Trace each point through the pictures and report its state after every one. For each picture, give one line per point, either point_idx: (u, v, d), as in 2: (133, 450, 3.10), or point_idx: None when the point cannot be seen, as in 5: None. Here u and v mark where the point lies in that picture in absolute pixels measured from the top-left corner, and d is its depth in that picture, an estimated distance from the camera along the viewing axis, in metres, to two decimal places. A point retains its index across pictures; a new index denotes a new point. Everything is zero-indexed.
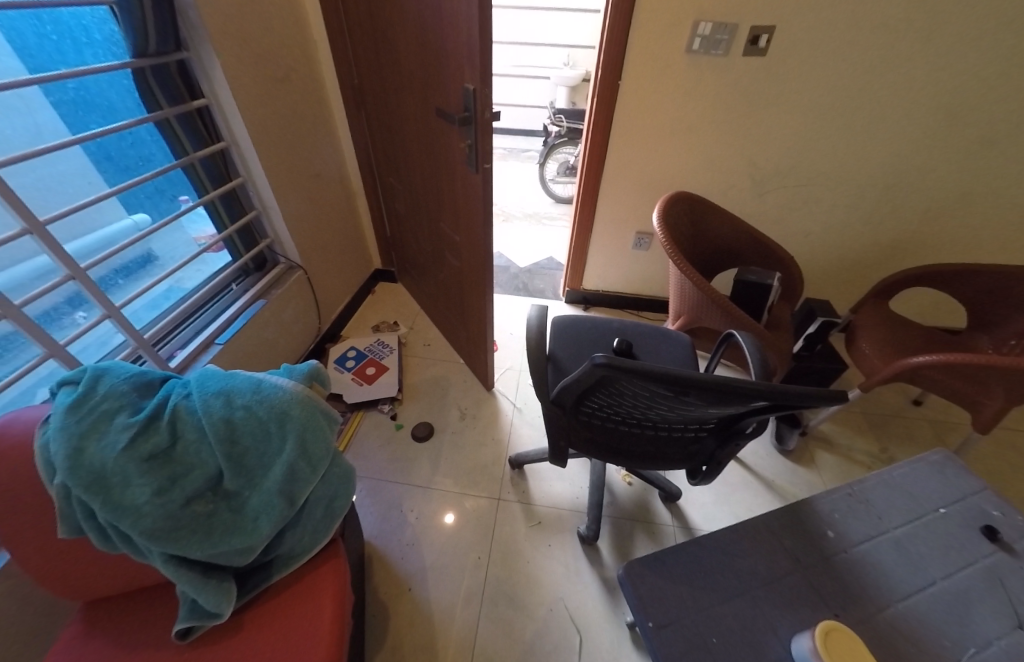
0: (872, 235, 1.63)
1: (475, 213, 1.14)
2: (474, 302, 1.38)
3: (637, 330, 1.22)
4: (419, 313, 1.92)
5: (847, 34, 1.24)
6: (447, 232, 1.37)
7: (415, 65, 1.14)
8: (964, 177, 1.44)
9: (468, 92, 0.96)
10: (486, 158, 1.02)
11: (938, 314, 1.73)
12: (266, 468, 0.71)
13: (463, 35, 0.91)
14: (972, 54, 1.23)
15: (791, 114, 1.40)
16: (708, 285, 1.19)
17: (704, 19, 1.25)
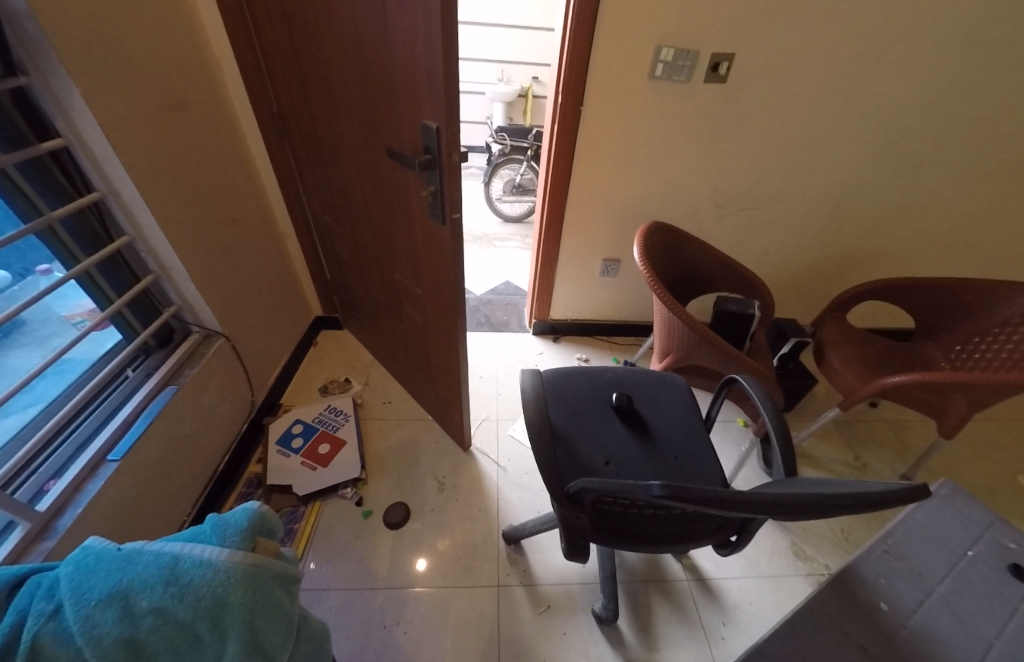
0: (822, 249, 1.69)
1: (443, 268, 0.97)
2: (445, 361, 1.20)
3: (630, 378, 1.11)
4: (375, 363, 1.68)
5: (799, 63, 1.25)
6: (406, 284, 1.17)
7: (354, 91, 0.94)
8: (897, 192, 1.53)
9: (429, 130, 0.79)
10: (455, 206, 0.85)
11: (883, 315, 1.84)
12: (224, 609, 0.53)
13: (419, 62, 0.74)
14: (905, 82, 1.29)
15: (750, 139, 1.40)
16: (698, 324, 1.11)
17: (666, 44, 1.20)
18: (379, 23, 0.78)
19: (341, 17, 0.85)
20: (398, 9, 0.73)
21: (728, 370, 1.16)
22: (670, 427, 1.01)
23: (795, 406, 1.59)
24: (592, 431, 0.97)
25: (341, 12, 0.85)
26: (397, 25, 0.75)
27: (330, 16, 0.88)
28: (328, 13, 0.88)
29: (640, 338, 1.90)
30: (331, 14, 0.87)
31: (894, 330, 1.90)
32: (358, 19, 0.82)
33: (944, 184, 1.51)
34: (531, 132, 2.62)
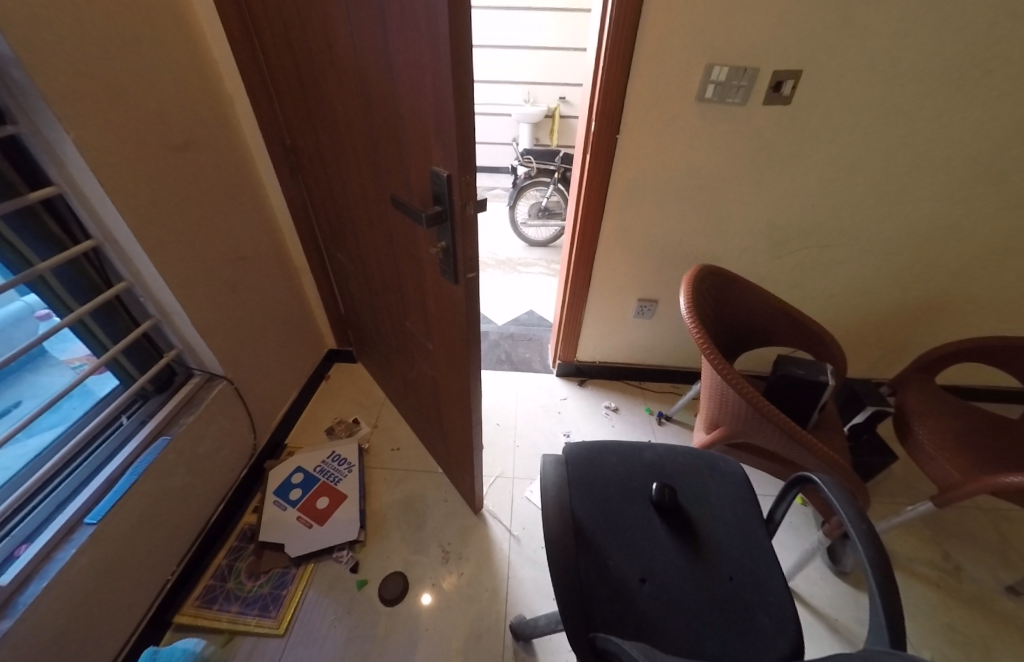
0: (900, 295, 1.43)
1: (455, 327, 0.85)
2: (454, 419, 1.08)
3: (673, 462, 0.93)
4: (388, 403, 1.59)
5: (879, 84, 1.05)
6: (417, 334, 1.06)
7: (362, 129, 0.84)
8: (999, 232, 1.27)
9: (439, 179, 0.67)
10: (472, 264, 0.74)
11: (977, 375, 1.53)
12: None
13: (427, 100, 0.63)
14: (1015, 103, 1.06)
15: (817, 168, 1.19)
16: (760, 400, 0.93)
17: (718, 63, 1.04)
18: (384, 55, 0.68)
19: (344, 49, 0.76)
20: (404, 40, 0.62)
21: (795, 454, 0.96)
22: (718, 531, 0.83)
23: (869, 483, 1.34)
24: (624, 534, 0.81)
25: (343, 43, 0.76)
26: (401, 58, 0.64)
27: (334, 49, 0.79)
28: (331, 45, 0.79)
29: (677, 385, 1.70)
30: (335, 45, 0.78)
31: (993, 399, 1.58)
32: (361, 51, 0.72)
33: None
34: (558, 155, 2.49)
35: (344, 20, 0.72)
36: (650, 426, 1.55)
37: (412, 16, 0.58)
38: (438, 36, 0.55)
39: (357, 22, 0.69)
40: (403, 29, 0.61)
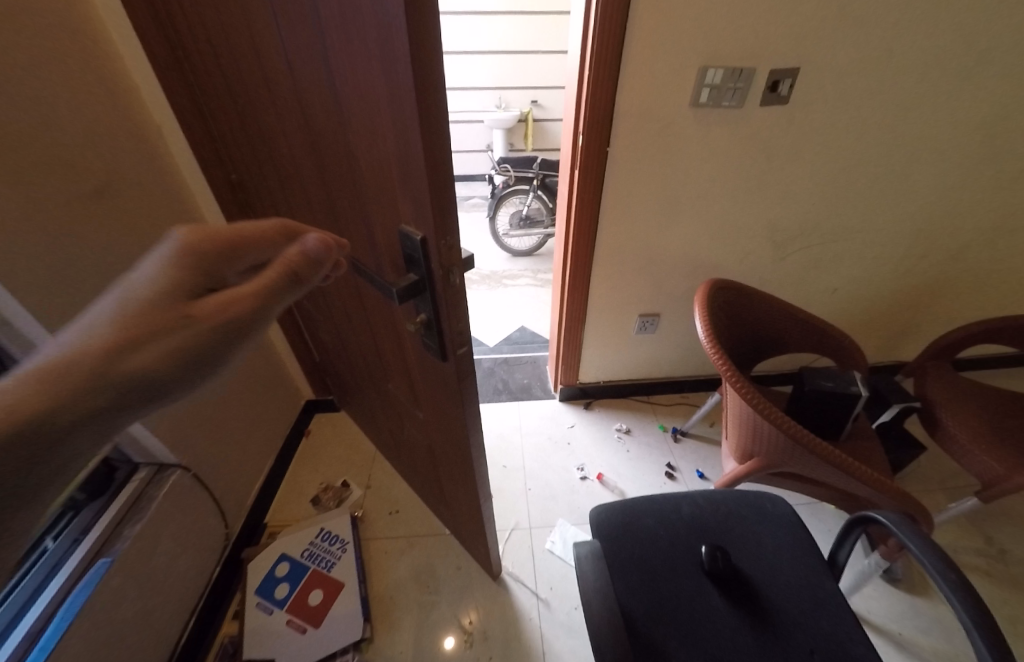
0: (905, 283, 1.39)
1: (448, 405, 0.70)
2: (459, 490, 0.93)
3: (716, 515, 0.80)
4: (378, 458, 1.41)
5: (882, 73, 0.97)
6: (402, 397, 0.91)
7: (313, 172, 0.69)
8: (998, 213, 1.24)
9: (410, 240, 0.52)
10: (462, 336, 0.59)
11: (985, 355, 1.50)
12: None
13: (385, 143, 0.48)
14: (1015, 85, 1.01)
15: (820, 165, 1.11)
16: (799, 431, 0.83)
17: (713, 65, 0.94)
18: (325, 85, 0.53)
19: (282, 79, 0.61)
20: (347, 65, 0.46)
21: (842, 484, 0.85)
22: (788, 593, 0.71)
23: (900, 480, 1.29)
24: (682, 619, 0.68)
25: (279, 71, 0.60)
26: (347, 88, 0.49)
27: (269, 78, 0.63)
28: (265, 71, 0.63)
29: (687, 395, 1.60)
30: (270, 73, 0.62)
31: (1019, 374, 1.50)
32: (300, 78, 0.57)
33: None
34: (536, 160, 2.38)
35: (276, 41, 0.57)
36: (667, 445, 1.44)
37: (355, 34, 0.43)
38: (392, 61, 0.40)
39: (291, 43, 0.54)
40: (344, 50, 0.46)
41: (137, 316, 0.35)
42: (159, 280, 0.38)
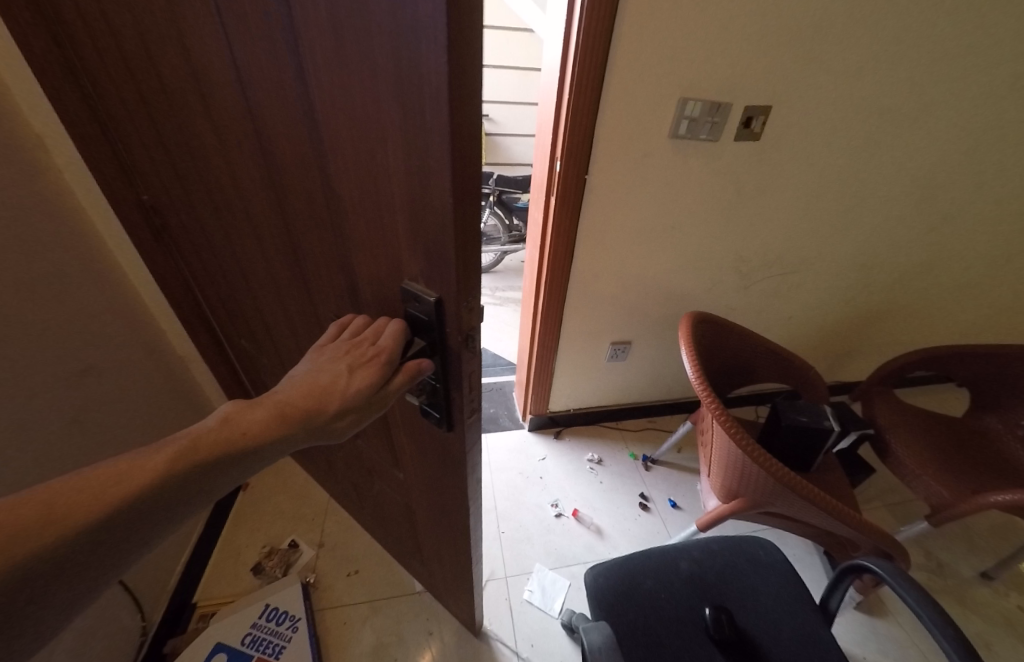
0: (847, 310, 1.49)
1: (444, 475, 0.61)
2: (440, 553, 0.84)
3: (714, 568, 0.77)
4: (333, 510, 1.26)
5: (840, 117, 1.01)
6: (377, 457, 0.81)
7: (272, 205, 0.56)
8: (925, 248, 1.36)
9: (418, 299, 0.43)
10: (475, 404, 0.51)
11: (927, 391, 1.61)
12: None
13: (390, 189, 0.39)
14: (946, 134, 1.10)
15: (783, 201, 1.15)
16: (786, 473, 0.82)
17: (692, 97, 0.92)
18: (298, 110, 0.42)
19: (230, 94, 0.48)
20: (337, 92, 0.37)
21: (824, 522, 0.85)
22: (792, 650, 0.68)
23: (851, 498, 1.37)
24: None
25: (227, 85, 0.48)
26: (333, 119, 0.39)
27: (210, 92, 0.50)
28: (203, 82, 0.50)
29: (653, 420, 1.62)
30: (210, 86, 0.50)
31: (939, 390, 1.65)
32: (258, 97, 0.45)
33: (968, 238, 1.35)
34: (494, 176, 2.31)
35: (223, 50, 0.45)
36: (638, 474, 1.43)
37: (354, 55, 0.33)
38: (416, 95, 0.32)
39: (247, 54, 0.42)
40: (332, 73, 0.36)
41: (299, 406, 0.40)
42: (318, 372, 0.42)
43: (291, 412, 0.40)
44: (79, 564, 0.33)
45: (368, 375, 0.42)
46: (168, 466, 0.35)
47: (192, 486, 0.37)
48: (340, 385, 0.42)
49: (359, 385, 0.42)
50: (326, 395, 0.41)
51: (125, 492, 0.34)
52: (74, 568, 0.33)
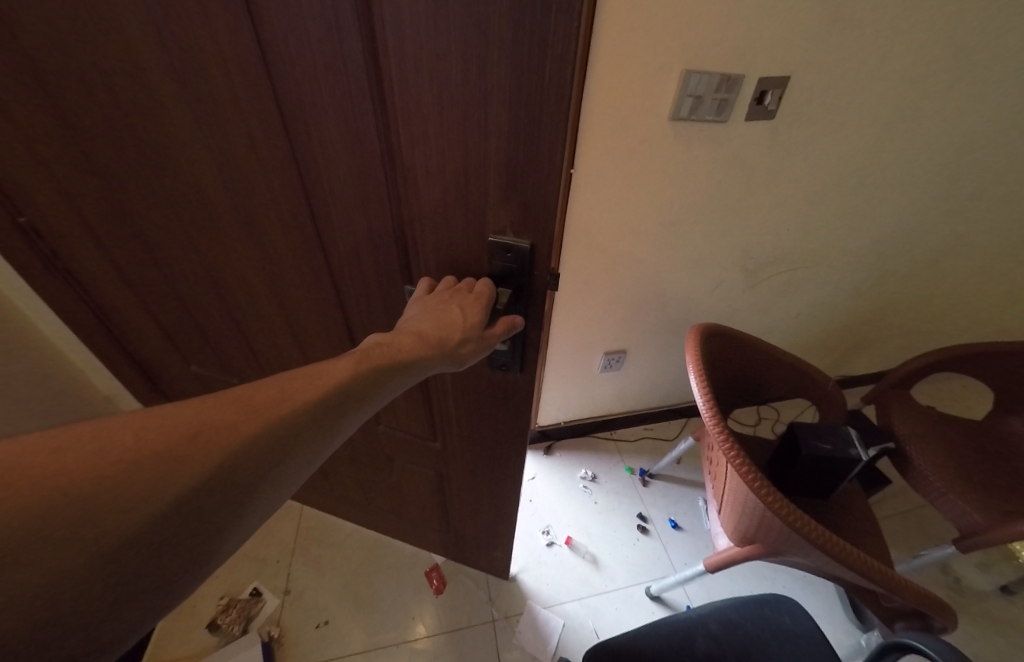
0: (859, 306, 1.35)
1: (505, 416, 0.69)
2: (476, 508, 0.94)
3: (734, 645, 0.66)
4: (305, 521, 1.20)
5: (870, 88, 0.84)
6: (410, 432, 0.84)
7: (297, 191, 0.51)
8: (950, 234, 1.21)
9: (510, 251, 0.45)
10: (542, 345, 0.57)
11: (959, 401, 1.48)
12: (112, 610, 0.27)
13: (484, 150, 0.39)
14: (988, 104, 0.93)
15: (800, 190, 0.98)
16: (807, 524, 0.72)
17: (697, 70, 0.75)
18: (364, 79, 0.38)
19: (246, 67, 0.41)
20: (428, 56, 0.35)
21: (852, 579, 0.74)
22: None
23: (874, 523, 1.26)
24: None
25: (240, 56, 0.41)
26: (418, 85, 0.37)
27: (205, 69, 0.43)
28: (192, 55, 0.42)
29: (650, 427, 1.51)
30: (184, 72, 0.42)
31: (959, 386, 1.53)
32: (298, 66, 0.40)
33: (997, 222, 1.21)
34: None
35: (234, 13, 0.38)
36: (636, 491, 1.32)
37: (461, 9, 0.32)
38: (535, 53, 0.33)
39: (284, 18, 0.37)
40: (422, 34, 0.34)
41: (433, 333, 0.41)
42: (436, 308, 0.44)
43: (427, 337, 0.41)
44: (256, 471, 0.31)
45: (478, 308, 0.45)
46: (334, 377, 0.35)
47: (353, 397, 0.36)
48: (463, 315, 0.44)
49: (476, 318, 0.44)
50: (453, 323, 0.43)
51: (306, 394, 0.34)
52: (251, 474, 0.31)
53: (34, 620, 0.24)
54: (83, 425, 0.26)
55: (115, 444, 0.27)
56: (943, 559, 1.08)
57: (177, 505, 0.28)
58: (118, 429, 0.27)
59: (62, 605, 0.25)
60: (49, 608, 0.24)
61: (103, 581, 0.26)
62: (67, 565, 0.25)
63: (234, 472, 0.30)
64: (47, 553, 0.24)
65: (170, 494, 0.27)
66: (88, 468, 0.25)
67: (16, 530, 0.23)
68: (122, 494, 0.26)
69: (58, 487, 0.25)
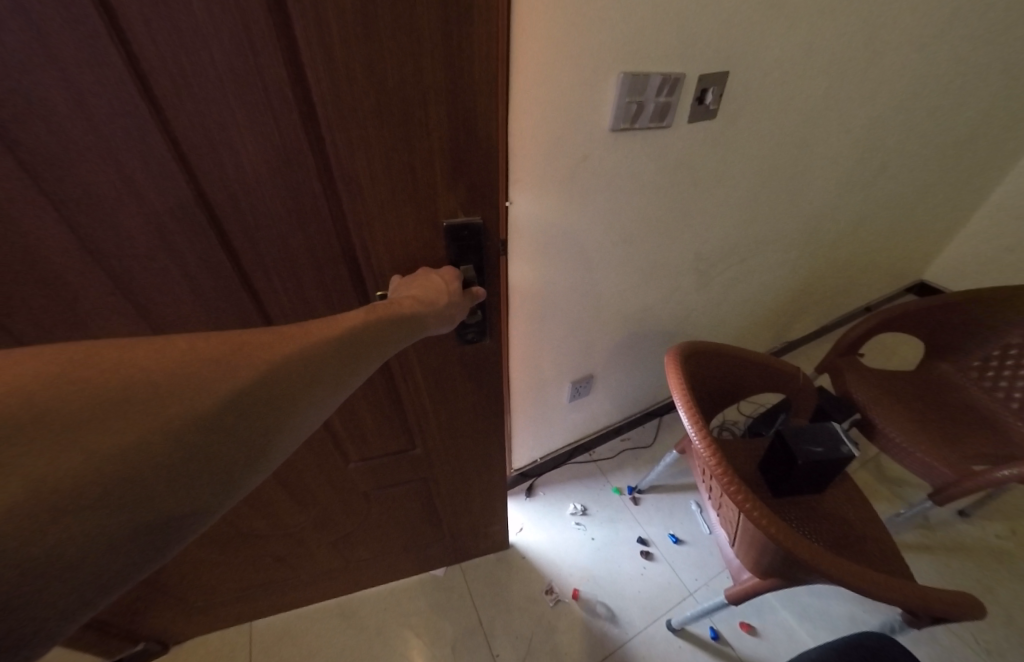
0: (796, 280, 1.40)
1: (480, 392, 0.75)
2: (467, 494, 0.97)
3: None
4: (265, 627, 1.05)
5: (796, 76, 0.82)
6: (384, 455, 0.80)
7: (207, 227, 0.44)
8: (862, 203, 1.28)
9: (464, 227, 0.51)
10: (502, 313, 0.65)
11: (893, 360, 1.61)
12: (152, 512, 0.30)
13: (428, 141, 0.45)
14: (886, 81, 0.97)
15: (742, 185, 0.95)
16: (821, 556, 0.68)
17: (634, 72, 0.65)
18: (290, 90, 0.39)
19: (120, 96, 0.35)
20: (362, 60, 0.39)
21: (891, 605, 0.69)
22: None
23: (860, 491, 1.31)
24: None
25: (113, 88, 0.35)
26: (356, 93, 0.40)
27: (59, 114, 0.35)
28: (28, 95, 0.34)
29: (626, 437, 1.46)
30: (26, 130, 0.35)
31: (892, 351, 1.65)
32: (200, 88, 0.37)
33: (893, 185, 1.31)
34: None
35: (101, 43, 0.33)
36: (630, 514, 1.25)
37: (391, 21, 0.38)
38: (459, 57, 0.41)
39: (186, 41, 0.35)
40: (356, 47, 0.38)
41: (422, 295, 0.47)
42: (417, 279, 0.50)
43: (419, 298, 0.46)
44: (288, 391, 0.35)
45: (454, 277, 0.52)
46: (350, 322, 0.40)
47: (369, 337, 0.40)
48: (445, 281, 0.50)
49: (455, 284, 0.51)
50: (438, 287, 0.49)
51: (329, 330, 0.38)
52: (279, 396, 0.34)
53: (102, 492, 0.27)
54: (146, 341, 0.31)
55: (171, 353, 0.31)
56: (921, 512, 1.14)
57: (226, 406, 0.32)
58: (175, 342, 0.32)
59: (119, 486, 0.28)
60: (108, 487, 0.27)
61: (161, 473, 0.29)
62: (138, 447, 0.28)
63: (270, 385, 0.34)
64: (110, 439, 0.28)
65: (220, 395, 0.31)
66: (157, 368, 0.30)
67: (96, 410, 0.27)
68: (187, 387, 0.30)
69: (122, 385, 0.29)
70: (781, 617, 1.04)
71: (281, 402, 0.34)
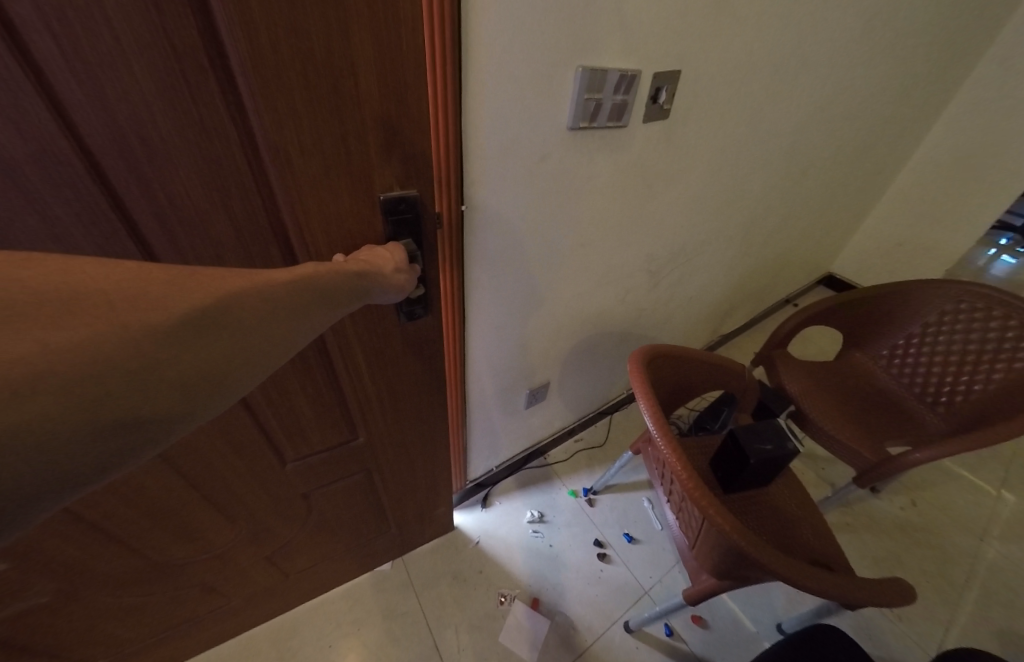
0: (733, 277, 1.47)
1: (422, 383, 0.73)
2: (411, 483, 0.93)
3: None
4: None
5: (740, 79, 0.82)
6: (323, 450, 0.72)
7: (92, 211, 0.36)
8: (789, 204, 1.36)
9: (401, 202, 0.49)
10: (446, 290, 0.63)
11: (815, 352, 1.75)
12: (100, 415, 0.25)
13: (360, 112, 0.41)
14: (812, 88, 1.02)
15: (691, 185, 0.95)
16: (778, 559, 0.69)
17: (593, 66, 0.60)
18: (197, 52, 0.33)
19: None
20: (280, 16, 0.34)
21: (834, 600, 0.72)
22: None
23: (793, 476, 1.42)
24: None
25: None
26: (274, 53, 0.35)
27: None
28: None
29: (579, 437, 1.46)
30: None
31: (814, 344, 1.79)
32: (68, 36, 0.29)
33: (813, 187, 1.40)
34: None
35: None
36: (586, 516, 1.25)
37: None
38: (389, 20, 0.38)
39: None
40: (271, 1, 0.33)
41: (365, 260, 0.46)
42: (360, 250, 0.48)
43: (363, 262, 0.45)
44: (249, 321, 0.32)
45: (396, 255, 0.49)
46: (306, 271, 0.38)
47: (326, 286, 0.38)
48: (391, 256, 0.48)
49: (399, 257, 0.50)
50: (384, 259, 0.48)
51: (287, 273, 0.36)
52: (239, 325, 0.31)
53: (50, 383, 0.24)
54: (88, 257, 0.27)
55: (124, 271, 0.28)
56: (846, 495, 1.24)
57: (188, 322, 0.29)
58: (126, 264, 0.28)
59: (68, 381, 0.24)
60: (56, 382, 0.24)
61: (116, 376, 0.26)
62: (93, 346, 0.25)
63: (230, 311, 0.31)
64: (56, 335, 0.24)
65: (178, 311, 0.28)
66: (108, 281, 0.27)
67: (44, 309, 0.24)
68: (145, 299, 0.27)
69: (62, 287, 0.25)
70: (730, 609, 1.08)
71: (244, 330, 0.32)
